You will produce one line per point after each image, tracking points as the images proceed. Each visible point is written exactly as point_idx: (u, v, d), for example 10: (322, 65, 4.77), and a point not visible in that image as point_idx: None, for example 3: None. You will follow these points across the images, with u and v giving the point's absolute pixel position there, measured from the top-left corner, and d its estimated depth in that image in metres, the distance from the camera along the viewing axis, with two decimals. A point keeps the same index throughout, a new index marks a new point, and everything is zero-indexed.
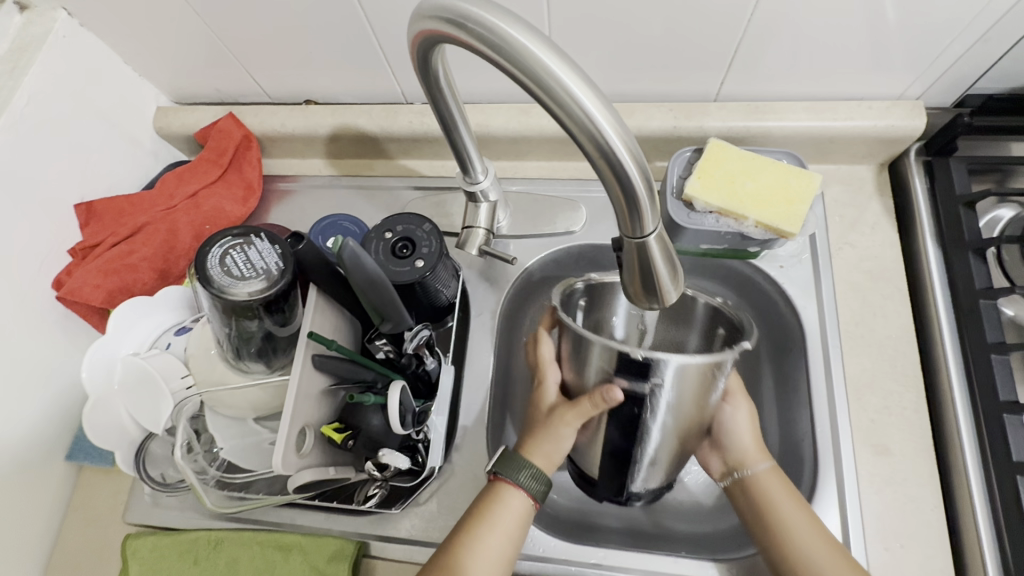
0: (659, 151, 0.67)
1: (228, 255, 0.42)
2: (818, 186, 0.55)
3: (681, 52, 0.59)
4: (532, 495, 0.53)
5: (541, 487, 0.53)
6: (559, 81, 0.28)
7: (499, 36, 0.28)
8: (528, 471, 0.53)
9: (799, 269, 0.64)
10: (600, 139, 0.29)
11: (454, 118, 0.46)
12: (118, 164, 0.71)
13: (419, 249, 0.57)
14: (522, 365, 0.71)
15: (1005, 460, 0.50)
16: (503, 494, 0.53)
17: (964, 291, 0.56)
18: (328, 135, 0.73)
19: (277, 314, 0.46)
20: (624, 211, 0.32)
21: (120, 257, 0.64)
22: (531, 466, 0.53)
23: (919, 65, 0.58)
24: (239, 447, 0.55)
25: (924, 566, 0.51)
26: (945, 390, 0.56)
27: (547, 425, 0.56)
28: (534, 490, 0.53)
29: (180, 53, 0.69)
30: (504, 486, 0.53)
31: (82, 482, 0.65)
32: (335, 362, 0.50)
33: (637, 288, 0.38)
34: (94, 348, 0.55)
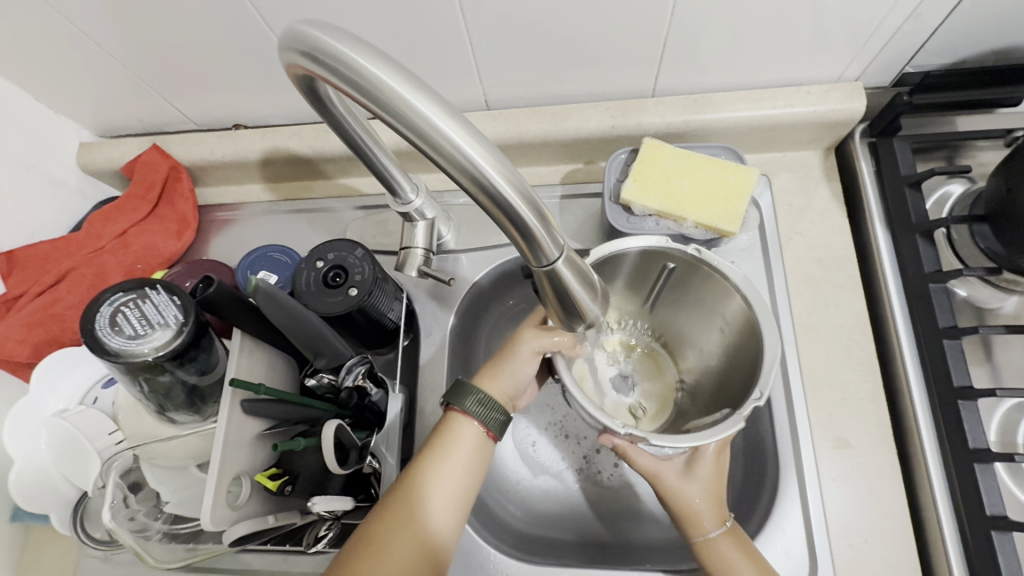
0: (600, 151, 0.65)
1: (121, 312, 0.39)
2: (755, 181, 0.54)
3: (609, 50, 0.57)
4: (484, 423, 0.49)
5: (488, 417, 0.49)
6: (427, 120, 0.26)
7: (360, 73, 0.26)
8: (476, 398, 0.49)
9: (750, 263, 0.62)
10: (478, 174, 0.27)
11: (364, 143, 0.44)
12: (40, 207, 0.67)
13: (352, 276, 0.55)
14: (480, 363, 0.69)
15: (962, 448, 0.49)
16: (453, 425, 0.49)
17: (914, 275, 0.55)
18: (260, 159, 0.70)
19: (190, 365, 0.43)
20: (522, 242, 0.30)
21: (44, 307, 0.61)
22: (480, 393, 0.50)
23: (853, 47, 0.56)
24: (184, 498, 0.53)
25: (890, 560, 0.50)
26: (902, 378, 0.54)
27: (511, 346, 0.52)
28: (487, 418, 0.49)
29: (93, 86, 0.66)
30: (453, 415, 0.50)
31: (31, 542, 0.63)
32: (267, 407, 0.47)
33: (557, 310, 0.37)
34: (15, 410, 0.52)
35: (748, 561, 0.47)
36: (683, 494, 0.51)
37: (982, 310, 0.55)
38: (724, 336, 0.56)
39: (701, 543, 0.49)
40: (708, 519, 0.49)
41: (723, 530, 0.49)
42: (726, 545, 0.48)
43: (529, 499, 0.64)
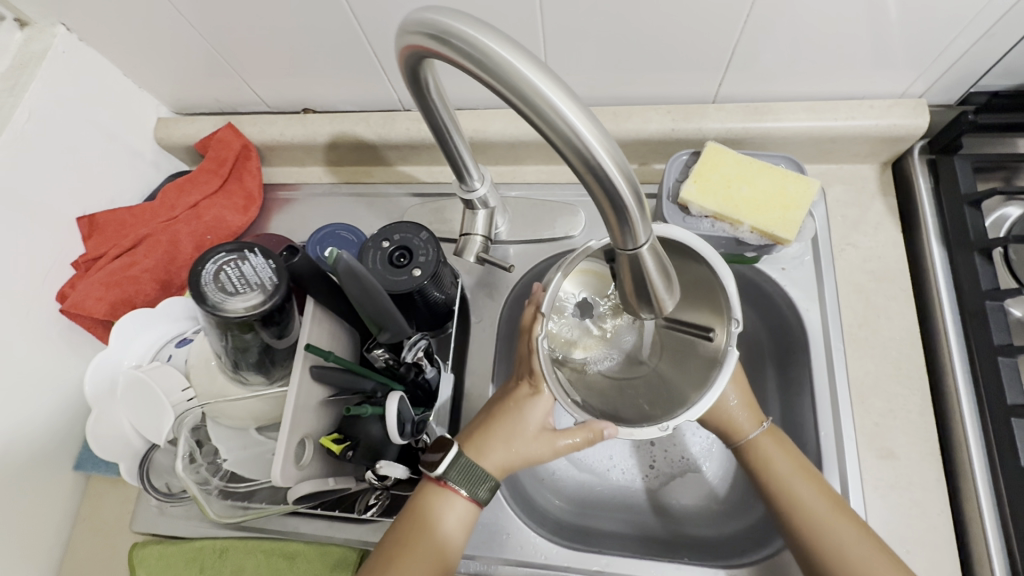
0: (656, 153, 0.66)
1: (222, 271, 0.43)
2: (815, 193, 0.54)
3: (677, 56, 0.59)
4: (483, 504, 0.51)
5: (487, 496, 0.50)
6: (544, 98, 0.28)
7: (484, 53, 0.29)
8: (489, 486, 0.50)
9: (802, 271, 0.62)
10: (587, 154, 0.28)
11: (447, 129, 0.46)
12: (120, 176, 0.71)
13: (417, 257, 0.57)
14: None
15: (1013, 465, 0.49)
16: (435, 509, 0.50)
17: (970, 292, 0.55)
18: (327, 143, 0.73)
19: (273, 327, 0.47)
20: (615, 223, 0.32)
21: (121, 269, 0.65)
22: (488, 481, 0.50)
23: (921, 63, 0.57)
24: (243, 457, 0.56)
25: (932, 572, 0.50)
26: (952, 393, 0.55)
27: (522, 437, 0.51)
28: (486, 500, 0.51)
29: (178, 65, 0.70)
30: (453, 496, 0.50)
31: (91, 490, 0.66)
32: (334, 373, 0.50)
33: (633, 297, 0.38)
34: (97, 360, 0.56)
35: (787, 457, 0.52)
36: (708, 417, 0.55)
37: None
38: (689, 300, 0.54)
39: (746, 444, 0.54)
40: (746, 427, 0.54)
41: (761, 430, 0.54)
42: (767, 442, 0.53)
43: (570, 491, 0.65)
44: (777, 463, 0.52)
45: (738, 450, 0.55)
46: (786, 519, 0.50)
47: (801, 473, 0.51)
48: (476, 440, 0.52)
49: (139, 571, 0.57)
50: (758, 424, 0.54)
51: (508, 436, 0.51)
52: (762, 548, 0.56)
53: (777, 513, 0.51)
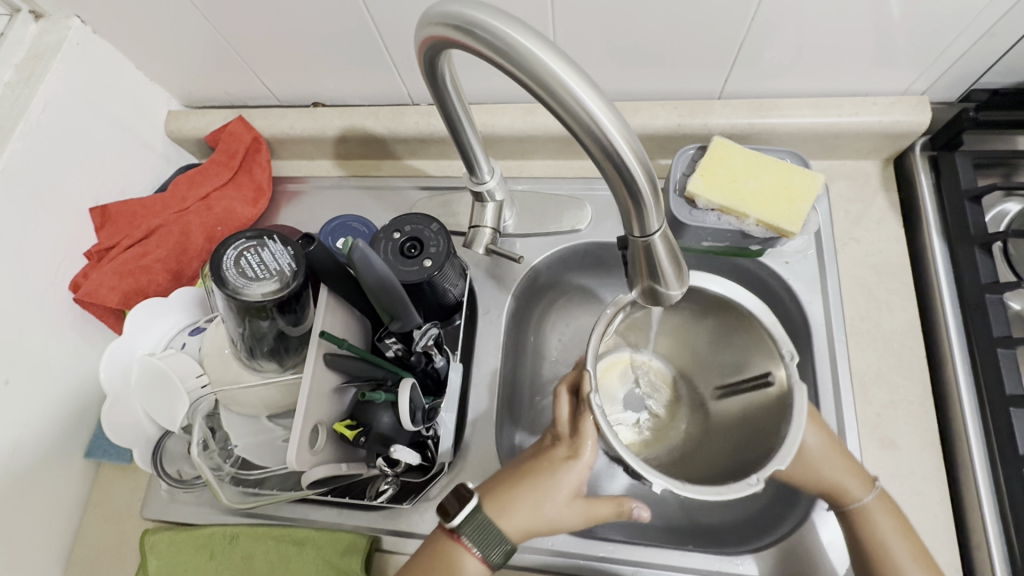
0: (663, 148, 0.67)
1: (243, 257, 0.44)
2: (820, 187, 0.55)
3: (684, 53, 0.60)
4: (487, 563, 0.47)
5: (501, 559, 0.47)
6: (567, 88, 0.30)
7: (509, 44, 0.30)
8: (504, 550, 0.47)
9: (805, 264, 0.63)
10: (605, 141, 0.31)
11: (461, 122, 0.47)
12: (131, 168, 0.72)
13: (428, 249, 0.58)
14: (535, 346, 0.73)
15: (1011, 453, 0.50)
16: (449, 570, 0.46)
17: (970, 285, 0.56)
18: (336, 136, 0.74)
19: (289, 314, 0.48)
20: (630, 209, 0.34)
21: (133, 259, 0.66)
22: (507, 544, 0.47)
23: (924, 61, 0.58)
24: (254, 444, 0.57)
25: (932, 559, 0.52)
26: (952, 384, 0.56)
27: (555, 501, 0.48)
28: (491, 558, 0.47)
29: (190, 58, 0.70)
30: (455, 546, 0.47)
31: (101, 478, 0.67)
32: (347, 361, 0.51)
33: (642, 283, 0.40)
34: (111, 348, 0.57)
35: (898, 525, 0.50)
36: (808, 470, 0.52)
37: None
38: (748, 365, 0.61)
39: (859, 508, 0.51)
40: (856, 488, 0.51)
41: (873, 494, 0.51)
42: (877, 507, 0.51)
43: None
44: (885, 530, 0.50)
45: (842, 512, 0.52)
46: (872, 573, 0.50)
47: (901, 531, 0.50)
48: (501, 496, 0.49)
49: (150, 557, 0.58)
50: (869, 485, 0.51)
51: (540, 500, 0.48)
52: (768, 537, 0.58)
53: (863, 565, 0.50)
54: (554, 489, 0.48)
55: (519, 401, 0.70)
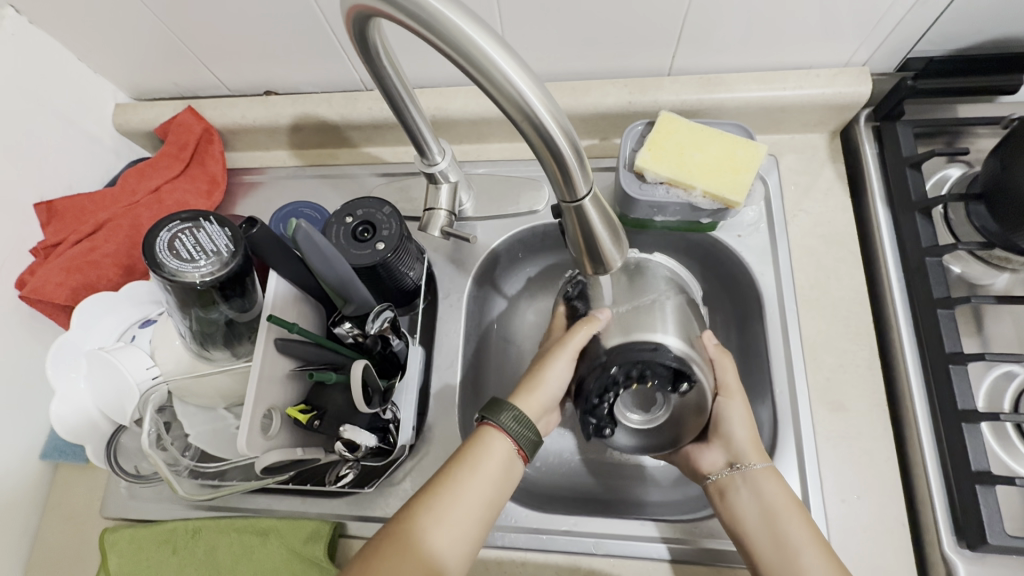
0: (616, 127, 0.68)
1: (177, 239, 0.43)
2: (763, 157, 0.56)
3: (630, 30, 0.60)
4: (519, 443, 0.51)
5: (524, 431, 0.52)
6: (481, 50, 0.30)
7: (422, 8, 0.30)
8: (512, 414, 0.52)
9: (756, 237, 0.65)
10: (524, 104, 0.31)
11: (402, 100, 0.47)
12: (78, 162, 0.70)
13: (380, 232, 0.58)
14: (502, 329, 0.74)
15: (952, 408, 0.52)
16: (494, 445, 0.51)
17: (912, 250, 0.58)
18: (290, 125, 0.73)
19: (233, 298, 0.47)
20: (557, 175, 0.35)
21: (82, 255, 0.64)
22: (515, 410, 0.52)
23: (863, 31, 0.59)
24: (207, 433, 0.56)
25: (881, 515, 0.53)
26: (898, 347, 0.57)
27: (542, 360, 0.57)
28: (522, 436, 0.51)
29: (134, 48, 0.68)
30: (489, 431, 0.52)
31: (59, 479, 0.65)
32: (298, 345, 0.50)
33: (582, 254, 0.40)
34: (58, 343, 0.56)
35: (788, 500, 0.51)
36: (740, 415, 0.56)
37: (975, 285, 0.59)
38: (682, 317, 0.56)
39: (750, 471, 0.53)
40: (755, 453, 0.54)
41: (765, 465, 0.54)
42: (769, 475, 0.53)
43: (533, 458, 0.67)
44: (773, 492, 0.52)
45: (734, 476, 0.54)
46: (763, 551, 0.50)
47: (790, 501, 0.51)
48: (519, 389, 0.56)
49: (111, 555, 0.57)
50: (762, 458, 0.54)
51: (535, 370, 0.57)
52: None
53: (757, 550, 0.50)
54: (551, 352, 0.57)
55: (483, 384, 0.70)
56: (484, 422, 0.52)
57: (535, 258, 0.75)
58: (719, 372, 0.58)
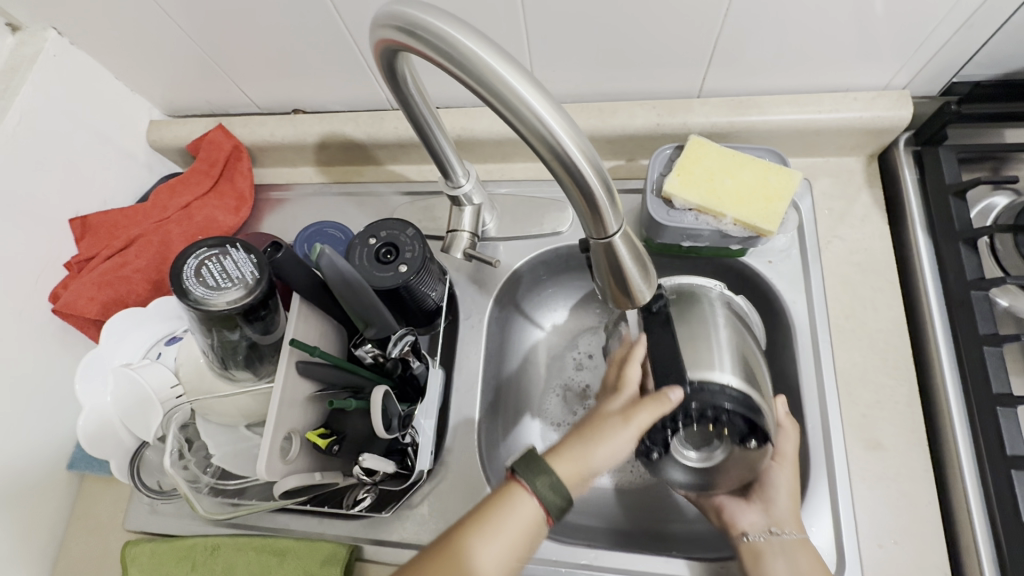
0: (643, 148, 0.66)
1: (204, 266, 0.44)
2: (797, 184, 0.54)
3: (660, 52, 0.59)
4: (549, 510, 0.42)
5: (558, 507, 0.42)
6: (512, 90, 0.30)
7: (453, 47, 0.30)
8: (550, 479, 0.42)
9: (788, 264, 0.63)
10: (554, 143, 0.31)
11: (429, 126, 0.47)
12: (112, 178, 0.72)
13: (403, 254, 0.57)
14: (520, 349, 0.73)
15: (999, 453, 0.49)
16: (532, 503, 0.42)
17: (956, 282, 0.55)
18: (317, 143, 0.74)
19: (257, 322, 0.47)
20: (586, 211, 0.34)
21: (113, 269, 0.65)
22: (552, 474, 0.42)
23: (904, 54, 0.57)
24: (229, 454, 0.56)
25: (920, 563, 0.50)
26: (940, 384, 0.54)
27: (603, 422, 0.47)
28: (554, 505, 0.42)
29: (168, 67, 0.70)
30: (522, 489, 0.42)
31: (85, 490, 0.67)
32: (319, 368, 0.50)
33: (610, 289, 0.40)
34: (86, 360, 0.57)
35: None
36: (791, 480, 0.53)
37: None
38: (744, 359, 0.53)
39: (788, 538, 0.50)
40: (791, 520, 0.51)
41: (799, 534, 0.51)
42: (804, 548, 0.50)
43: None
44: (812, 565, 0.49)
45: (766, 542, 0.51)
46: None
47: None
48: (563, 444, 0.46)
49: (132, 569, 0.58)
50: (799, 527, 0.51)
51: (590, 434, 0.46)
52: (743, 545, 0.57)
53: None
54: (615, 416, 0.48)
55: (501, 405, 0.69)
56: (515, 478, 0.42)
57: (557, 279, 0.74)
58: (779, 439, 0.53)
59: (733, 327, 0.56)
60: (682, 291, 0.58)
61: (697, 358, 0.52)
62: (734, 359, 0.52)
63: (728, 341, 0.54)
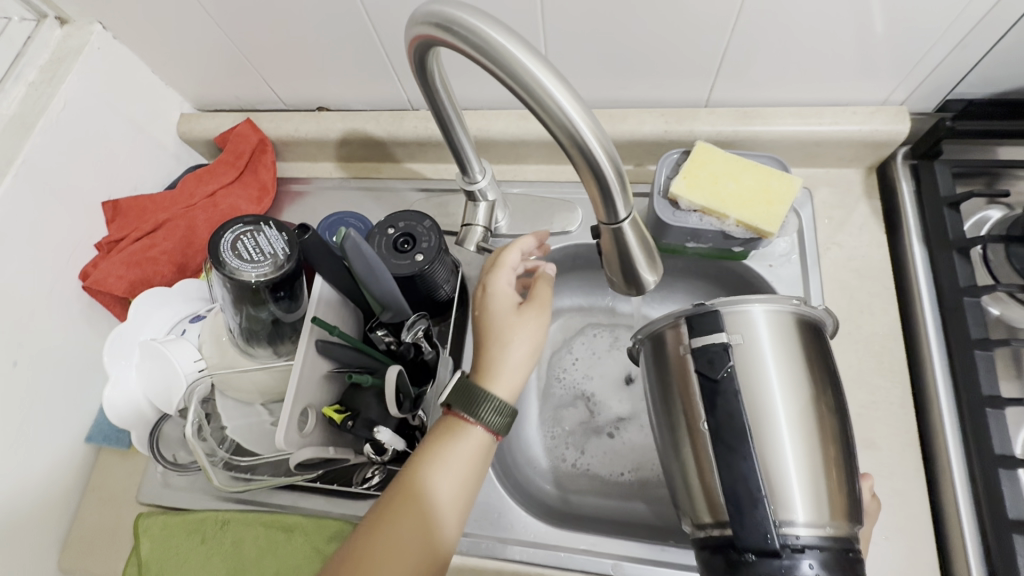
0: (651, 154, 0.69)
1: (240, 241, 0.47)
2: (798, 190, 0.57)
3: (670, 62, 0.62)
4: (493, 429, 0.50)
5: (505, 423, 0.51)
6: (538, 82, 0.33)
7: (486, 42, 0.33)
8: (493, 407, 0.50)
9: (788, 268, 0.65)
10: (574, 132, 0.34)
11: (451, 122, 0.50)
12: (143, 165, 0.75)
13: (420, 244, 0.60)
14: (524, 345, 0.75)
15: (988, 452, 0.50)
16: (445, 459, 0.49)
17: (949, 289, 0.57)
18: (339, 139, 0.78)
19: (282, 298, 0.50)
20: (599, 197, 0.37)
21: (141, 251, 0.68)
22: (493, 400, 0.50)
23: (902, 71, 0.60)
24: (243, 429, 0.58)
25: (910, 558, 0.52)
26: (931, 387, 0.56)
27: (504, 329, 0.54)
28: (497, 423, 0.50)
29: (203, 63, 0.74)
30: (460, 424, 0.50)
31: (100, 463, 0.69)
32: (337, 348, 0.53)
33: (616, 276, 0.43)
34: (115, 333, 0.60)
35: None
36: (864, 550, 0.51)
37: (1015, 328, 0.58)
38: (829, 464, 0.44)
39: None
40: None
41: None
42: None
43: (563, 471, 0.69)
44: None
45: None
46: None
47: None
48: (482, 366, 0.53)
49: (144, 540, 0.60)
50: None
51: (501, 345, 0.53)
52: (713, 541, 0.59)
53: None
54: (508, 317, 0.55)
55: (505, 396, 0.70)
56: (454, 413, 0.51)
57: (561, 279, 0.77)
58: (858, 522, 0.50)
59: (812, 406, 0.46)
60: (748, 361, 0.46)
61: (776, 479, 0.43)
62: (819, 469, 0.44)
63: (810, 443, 0.44)
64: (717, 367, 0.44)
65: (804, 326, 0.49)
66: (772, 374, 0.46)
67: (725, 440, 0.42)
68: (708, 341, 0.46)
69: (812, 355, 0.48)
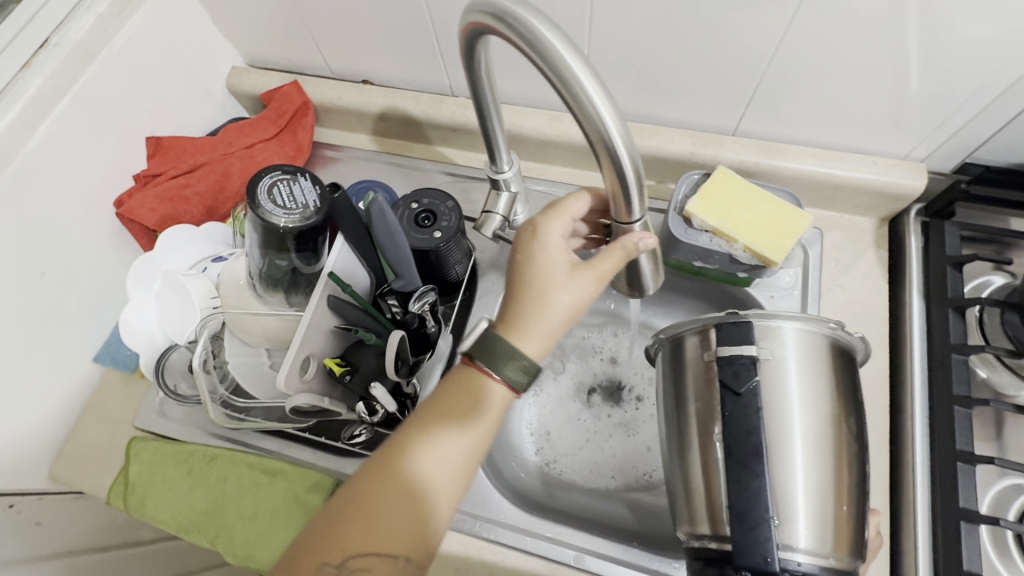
0: (674, 173, 0.72)
1: (275, 187, 0.50)
2: (807, 226, 0.59)
3: (706, 88, 0.65)
4: (512, 386, 0.45)
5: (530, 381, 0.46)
6: (578, 83, 0.35)
7: (535, 38, 0.36)
8: (519, 366, 0.45)
9: (788, 301, 0.67)
10: (604, 135, 0.37)
11: (489, 109, 0.53)
12: (190, 110, 0.79)
13: (440, 222, 0.63)
14: None
15: (952, 504, 0.52)
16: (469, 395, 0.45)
17: (939, 344, 0.59)
18: (377, 114, 0.81)
19: (305, 249, 0.53)
20: (619, 192, 0.41)
21: (176, 189, 0.72)
22: (520, 359, 0.45)
23: (927, 128, 0.62)
24: (245, 370, 0.61)
25: None
26: (908, 434, 0.58)
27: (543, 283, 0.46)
28: (517, 382, 0.45)
29: (262, 23, 0.77)
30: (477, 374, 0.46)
31: (103, 384, 0.72)
32: (347, 305, 0.55)
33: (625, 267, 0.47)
34: (141, 259, 0.63)
35: None
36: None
37: (1000, 392, 0.59)
38: (838, 492, 0.45)
39: None
40: None
41: None
42: None
43: (551, 474, 0.71)
44: None
45: None
46: None
47: None
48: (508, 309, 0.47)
49: (134, 462, 0.63)
50: None
51: (526, 288, 0.46)
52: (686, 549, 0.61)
53: None
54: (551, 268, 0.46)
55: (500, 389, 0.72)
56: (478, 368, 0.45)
57: None
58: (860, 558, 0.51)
59: (820, 437, 0.46)
60: (773, 379, 0.47)
61: (783, 506, 0.43)
62: (827, 496, 0.44)
63: (819, 473, 0.45)
64: (740, 381, 0.45)
65: (838, 352, 0.50)
66: (794, 400, 0.46)
67: (736, 457, 0.43)
68: (737, 352, 0.47)
69: (840, 380, 0.49)
